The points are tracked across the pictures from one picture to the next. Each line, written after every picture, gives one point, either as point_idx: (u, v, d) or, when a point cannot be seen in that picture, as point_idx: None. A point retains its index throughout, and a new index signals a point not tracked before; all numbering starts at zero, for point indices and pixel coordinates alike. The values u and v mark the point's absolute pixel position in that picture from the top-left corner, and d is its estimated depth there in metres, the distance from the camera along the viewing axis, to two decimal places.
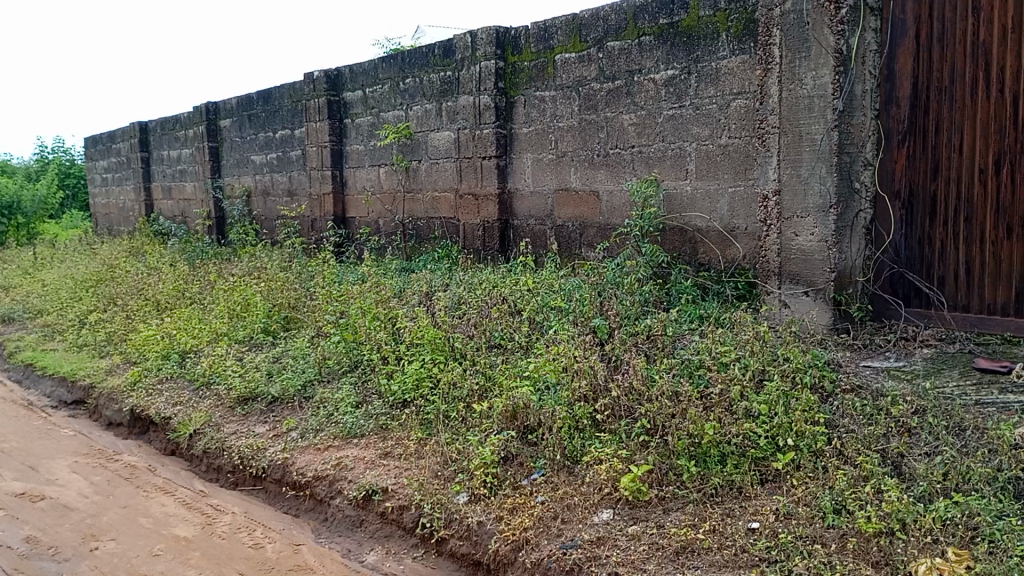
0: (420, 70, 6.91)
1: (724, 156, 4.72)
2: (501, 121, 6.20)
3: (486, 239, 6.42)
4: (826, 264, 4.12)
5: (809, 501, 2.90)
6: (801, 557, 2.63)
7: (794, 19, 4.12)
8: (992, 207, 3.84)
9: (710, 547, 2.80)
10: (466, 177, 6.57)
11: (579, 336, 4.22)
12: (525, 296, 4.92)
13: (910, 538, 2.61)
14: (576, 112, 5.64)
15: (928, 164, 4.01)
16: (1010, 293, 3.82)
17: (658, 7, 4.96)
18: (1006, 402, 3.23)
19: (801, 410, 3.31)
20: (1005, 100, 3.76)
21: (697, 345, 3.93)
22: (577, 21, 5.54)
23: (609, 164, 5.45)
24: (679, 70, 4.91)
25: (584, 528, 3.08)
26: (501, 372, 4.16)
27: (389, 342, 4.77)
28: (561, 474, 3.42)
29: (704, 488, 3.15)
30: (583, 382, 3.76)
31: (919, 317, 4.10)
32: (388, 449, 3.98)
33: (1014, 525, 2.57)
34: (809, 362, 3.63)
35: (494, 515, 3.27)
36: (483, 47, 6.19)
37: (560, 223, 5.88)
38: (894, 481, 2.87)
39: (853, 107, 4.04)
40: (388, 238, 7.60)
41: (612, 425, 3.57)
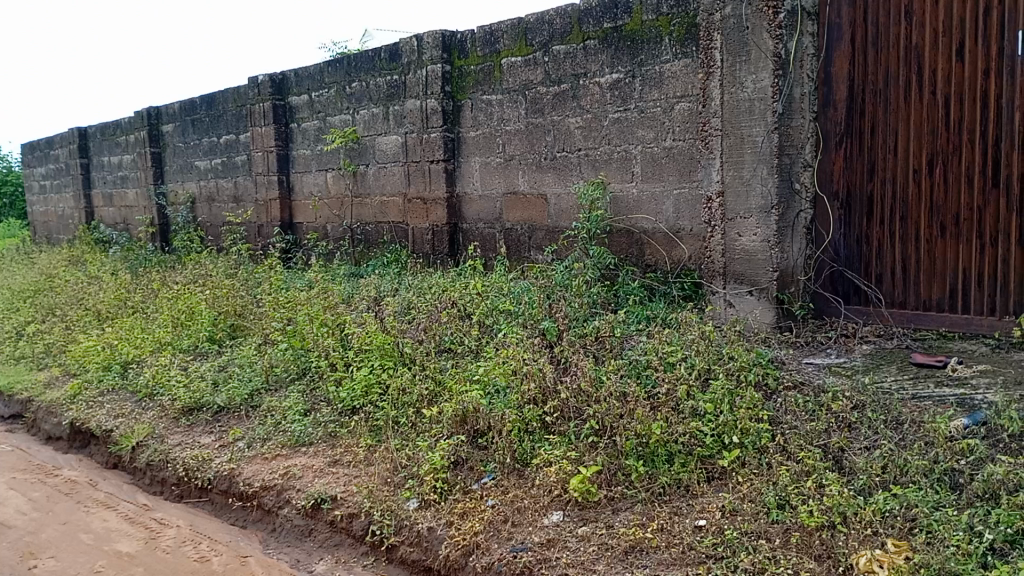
0: (366, 74, 6.87)
1: (668, 159, 4.78)
2: (449, 125, 6.19)
3: (435, 244, 6.40)
4: (768, 264, 4.19)
5: (754, 497, 2.96)
6: (747, 553, 2.68)
7: (733, 24, 4.19)
8: (926, 207, 3.95)
9: (657, 545, 2.84)
10: (414, 181, 6.55)
11: (528, 339, 4.22)
12: (474, 300, 4.92)
13: (852, 531, 2.67)
14: (523, 115, 5.66)
15: (865, 165, 4.12)
16: (944, 289, 3.94)
17: (602, 11, 5.01)
18: (942, 395, 3.31)
19: (746, 408, 3.37)
20: (937, 102, 3.88)
21: (645, 346, 3.97)
22: (522, 25, 5.56)
23: (556, 167, 5.47)
24: (623, 74, 4.96)
25: (535, 530, 3.09)
26: (451, 377, 4.15)
27: (337, 349, 4.72)
28: (512, 477, 3.43)
29: (652, 487, 3.18)
30: (532, 385, 3.76)
31: (859, 314, 4.21)
32: (336, 456, 3.94)
33: (950, 515, 2.62)
34: (753, 360, 3.70)
35: (444, 520, 3.27)
36: (429, 51, 6.19)
37: (509, 227, 5.89)
38: (835, 476, 2.94)
39: (792, 109, 4.12)
40: (337, 244, 7.53)
41: (561, 427, 3.58)
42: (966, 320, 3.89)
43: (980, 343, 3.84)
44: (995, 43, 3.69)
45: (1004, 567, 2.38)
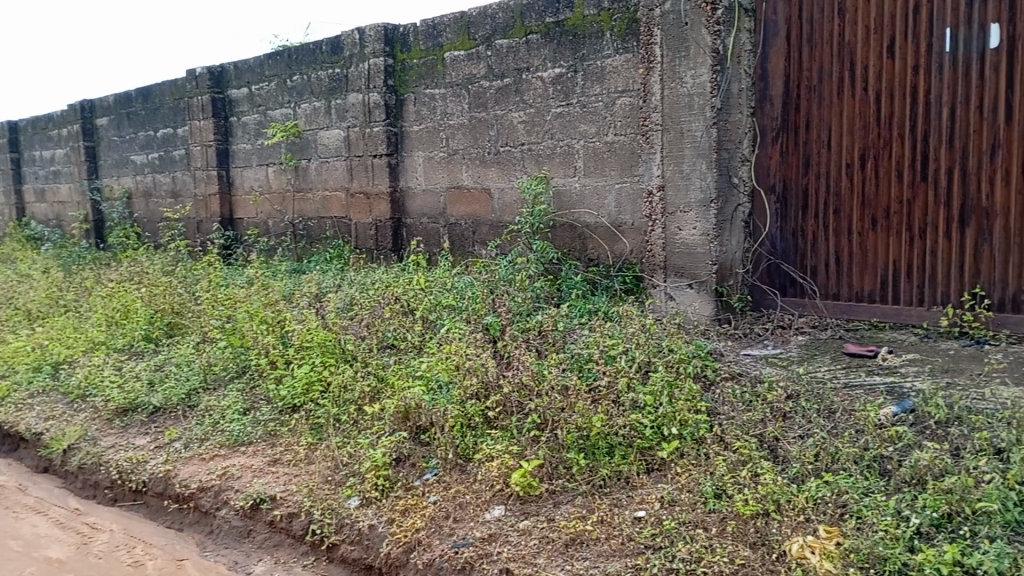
0: (307, 67, 6.78)
1: (610, 154, 4.80)
2: (391, 120, 6.15)
3: (379, 239, 6.34)
4: (708, 257, 4.25)
5: (692, 487, 3.00)
6: (684, 542, 2.72)
7: (673, 20, 4.25)
8: (858, 200, 4.03)
9: (598, 537, 2.87)
10: (356, 175, 6.48)
11: (471, 334, 4.21)
12: (417, 296, 4.89)
13: (785, 518, 2.72)
14: (466, 109, 5.63)
15: (800, 159, 4.20)
16: (876, 282, 4.03)
17: (544, 6, 5.01)
18: (873, 384, 3.40)
19: (684, 399, 3.42)
20: (868, 98, 3.96)
21: (587, 339, 3.98)
22: (464, 19, 5.54)
23: (500, 162, 5.47)
24: (565, 69, 4.97)
25: (476, 525, 3.10)
26: (394, 373, 4.12)
27: (277, 346, 4.63)
28: (454, 473, 3.43)
29: (593, 479, 3.20)
30: (474, 379, 3.75)
31: (794, 306, 4.30)
32: (276, 455, 3.89)
33: (879, 501, 2.69)
34: (692, 353, 3.76)
35: (385, 518, 3.25)
36: (371, 44, 6.13)
37: (453, 221, 5.86)
38: (769, 464, 3.00)
39: (730, 105, 4.20)
40: (278, 240, 7.41)
41: (503, 421, 3.58)
42: (896, 311, 3.99)
43: (910, 332, 3.94)
44: (924, 40, 3.77)
45: (930, 550, 2.44)
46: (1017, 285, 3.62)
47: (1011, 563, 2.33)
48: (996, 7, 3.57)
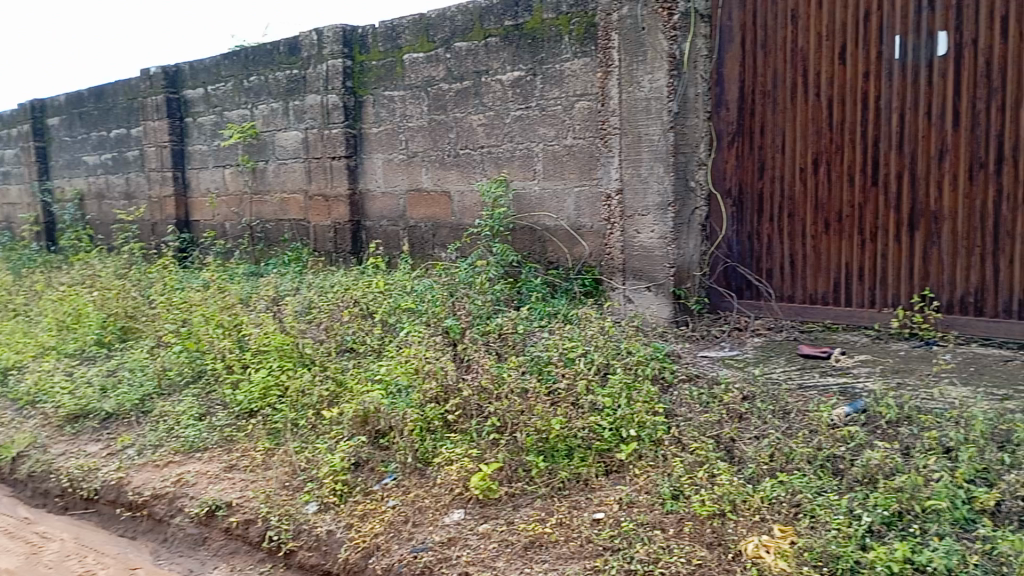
0: (265, 67, 6.71)
1: (570, 157, 4.82)
2: (351, 121, 6.11)
3: (338, 242, 6.29)
4: (666, 260, 4.29)
5: (650, 489, 3.03)
6: (642, 544, 2.74)
7: (630, 24, 4.28)
8: (812, 203, 4.11)
9: (557, 539, 2.88)
10: (315, 177, 6.43)
11: (431, 337, 4.18)
12: (377, 299, 4.87)
13: (741, 518, 2.76)
14: (425, 112, 5.62)
15: (755, 164, 4.26)
16: (829, 284, 4.10)
17: (503, 9, 5.02)
18: (826, 385, 3.46)
19: (643, 401, 3.44)
20: (821, 104, 4.03)
21: (546, 342, 3.97)
22: (424, 21, 5.52)
23: (459, 164, 5.46)
24: (524, 72, 4.98)
25: (435, 529, 3.10)
26: (353, 377, 4.09)
27: (233, 351, 4.56)
28: (413, 477, 3.42)
29: (552, 482, 3.21)
30: (433, 383, 3.73)
31: (751, 308, 4.36)
32: (232, 461, 3.84)
33: (832, 500, 2.74)
34: (650, 355, 3.79)
35: (344, 524, 3.23)
36: (329, 45, 6.09)
37: (412, 224, 5.84)
38: (726, 465, 3.04)
39: (687, 109, 4.26)
40: (235, 242, 7.32)
41: (463, 425, 3.57)
42: (849, 313, 4.06)
43: (863, 334, 4.01)
44: (874, 47, 3.85)
45: (881, 548, 2.49)
46: (964, 287, 3.70)
47: (959, 560, 2.39)
48: (943, 15, 3.65)
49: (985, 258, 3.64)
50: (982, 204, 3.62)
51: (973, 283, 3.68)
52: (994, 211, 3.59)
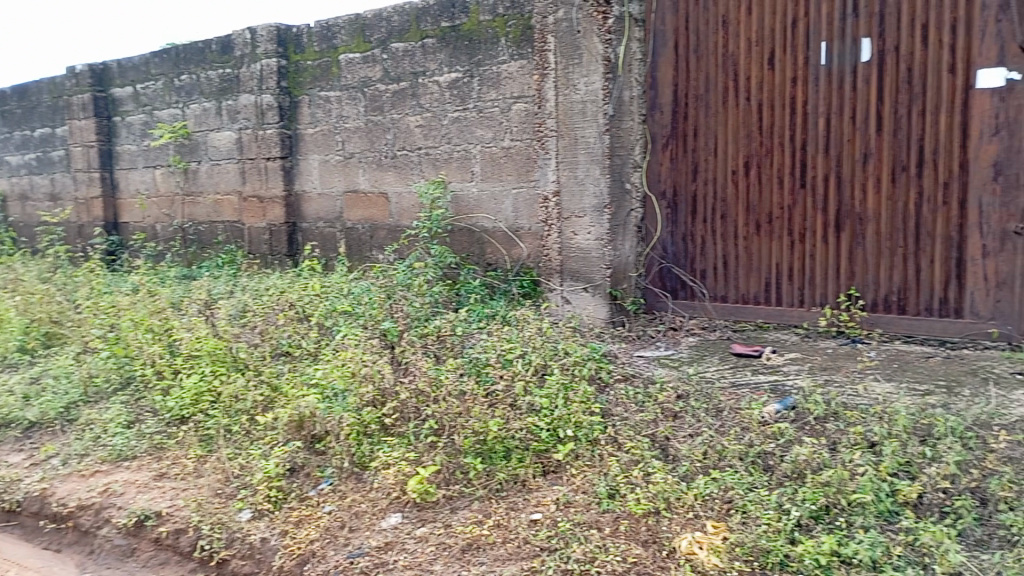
0: (196, 66, 6.58)
1: (507, 158, 4.82)
2: (285, 122, 6.02)
3: (273, 244, 6.19)
4: (602, 261, 4.35)
5: (587, 488, 3.06)
6: (579, 543, 2.76)
7: (566, 27, 4.32)
8: (743, 205, 4.19)
9: (494, 541, 2.89)
10: (249, 178, 6.31)
11: (368, 339, 4.14)
12: (313, 303, 4.81)
13: (675, 515, 2.81)
14: (362, 113, 5.57)
15: (689, 166, 4.33)
16: (760, 284, 4.19)
17: (439, 10, 5.01)
18: (757, 383, 3.53)
19: (579, 401, 3.47)
20: (751, 108, 4.12)
21: (484, 343, 3.94)
22: (360, 21, 5.48)
23: (397, 166, 5.42)
24: (461, 73, 4.97)
25: (372, 534, 3.08)
26: (288, 382, 4.03)
27: (163, 356, 4.45)
28: (349, 482, 3.41)
29: (489, 484, 3.22)
30: (370, 387, 3.69)
31: (685, 308, 4.44)
32: (163, 469, 3.74)
33: (763, 495, 2.80)
34: (587, 355, 3.82)
35: (278, 531, 3.19)
36: (263, 44, 6.00)
37: (349, 226, 5.78)
38: (660, 463, 3.08)
39: (622, 112, 4.34)
40: (167, 244, 7.14)
41: (400, 428, 3.55)
42: (779, 312, 4.15)
43: (793, 332, 4.11)
44: (802, 53, 3.95)
45: (808, 542, 2.56)
46: (888, 286, 3.82)
47: (883, 551, 2.47)
48: (866, 22, 3.76)
49: (907, 258, 3.75)
50: (903, 206, 3.74)
51: (896, 282, 3.79)
52: (916, 212, 3.71)
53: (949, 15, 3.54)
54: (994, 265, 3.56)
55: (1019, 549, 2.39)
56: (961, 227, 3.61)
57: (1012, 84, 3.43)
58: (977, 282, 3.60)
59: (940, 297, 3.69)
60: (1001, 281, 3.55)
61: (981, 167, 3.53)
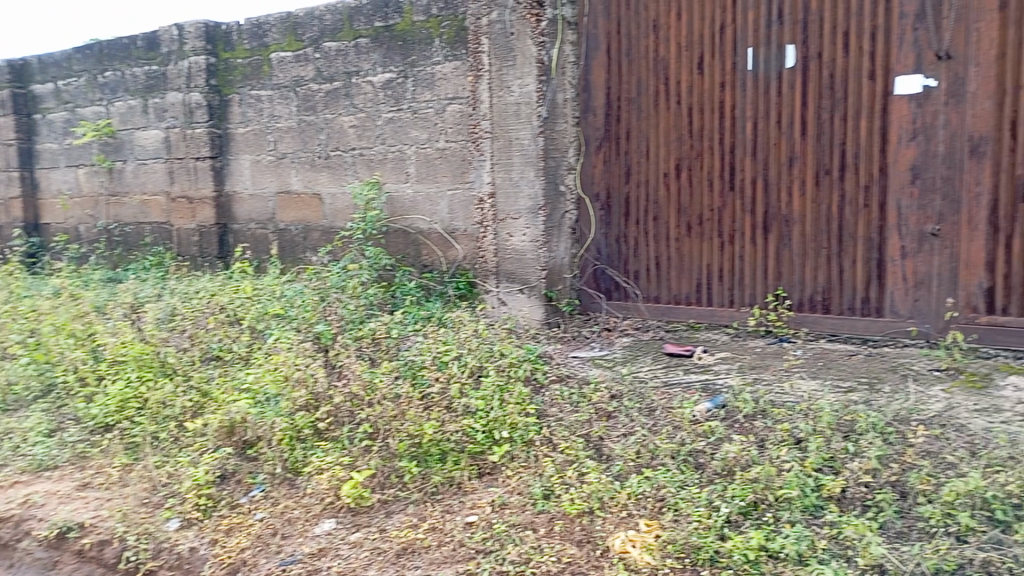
0: (121, 63, 6.39)
1: (442, 160, 4.81)
2: (215, 121, 5.90)
3: (203, 246, 6.06)
4: (537, 263, 4.42)
5: (522, 490, 3.07)
6: (513, 545, 2.77)
7: (499, 29, 4.37)
8: (675, 207, 4.26)
9: (429, 545, 2.88)
10: (177, 179, 6.16)
11: (300, 343, 4.07)
12: (244, 306, 4.72)
13: (609, 515, 2.85)
14: (294, 112, 5.48)
15: (621, 169, 4.38)
16: (692, 285, 4.27)
17: (373, 10, 4.97)
18: (689, 382, 3.59)
19: (514, 403, 3.48)
20: (682, 112, 4.19)
21: (420, 346, 3.92)
22: (291, 19, 5.41)
23: (330, 166, 5.36)
24: (395, 74, 4.94)
25: (305, 541, 3.04)
26: (218, 387, 3.94)
27: (87, 362, 4.31)
28: (282, 488, 3.36)
29: (424, 487, 3.20)
30: (302, 391, 3.63)
31: (619, 309, 4.49)
32: (86, 479, 3.63)
33: (694, 493, 2.85)
34: (522, 356, 3.83)
35: (207, 540, 3.13)
36: (191, 41, 5.87)
37: (282, 227, 5.68)
38: (594, 463, 3.12)
39: (555, 114, 4.39)
40: (91, 246, 6.92)
41: (334, 433, 3.51)
42: (710, 312, 4.23)
43: (722, 332, 4.20)
44: (730, 58, 4.03)
45: (737, 537, 2.62)
46: (813, 286, 3.93)
47: (809, 545, 2.54)
48: (791, 29, 3.86)
49: (831, 259, 3.87)
50: (827, 208, 3.85)
51: (820, 283, 3.91)
52: (839, 214, 3.82)
53: (868, 24, 3.66)
54: (912, 265, 3.67)
55: (937, 540, 2.48)
56: (881, 228, 3.73)
57: (928, 90, 3.55)
58: (897, 282, 3.71)
59: (863, 297, 3.81)
60: (919, 281, 3.66)
61: (899, 171, 3.65)
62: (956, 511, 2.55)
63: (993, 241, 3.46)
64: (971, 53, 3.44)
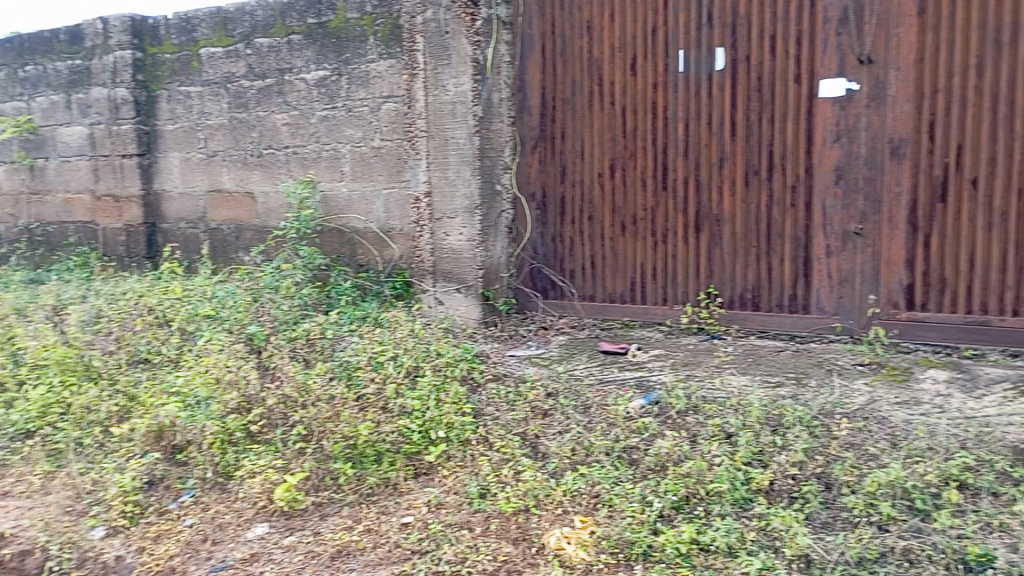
0: (43, 57, 6.18)
1: (378, 158, 4.77)
2: (142, 117, 5.74)
3: (130, 246, 5.89)
4: (474, 262, 4.41)
5: (458, 489, 3.07)
6: (449, 544, 2.77)
7: (434, 28, 4.34)
8: (610, 207, 4.30)
9: (364, 547, 2.86)
10: (103, 177, 5.98)
11: (232, 344, 3.98)
12: (174, 307, 4.60)
13: (544, 512, 2.86)
14: (225, 109, 5.37)
15: (557, 168, 4.41)
16: (626, 283, 4.32)
17: (305, 6, 4.90)
18: (624, 379, 3.63)
19: (451, 402, 3.47)
20: (616, 112, 4.23)
21: (355, 346, 3.88)
22: (221, 15, 5.30)
23: (263, 164, 5.26)
24: (329, 71, 4.88)
25: (237, 546, 2.99)
26: (146, 391, 3.83)
27: (6, 366, 4.15)
28: (213, 493, 3.29)
29: (360, 489, 3.17)
30: (234, 394, 3.56)
31: (555, 307, 4.52)
32: (6, 488, 3.49)
33: (628, 489, 2.88)
34: (459, 356, 3.82)
35: (134, 548, 3.05)
36: (116, 36, 5.70)
37: (214, 226, 5.56)
38: (530, 461, 3.13)
39: (491, 114, 4.39)
40: (10, 246, 6.66)
41: (267, 435, 3.45)
42: (644, 310, 4.28)
43: (656, 329, 4.26)
44: (662, 60, 4.09)
45: (670, 532, 2.66)
46: (743, 284, 4.02)
47: (738, 537, 2.60)
48: (720, 32, 3.93)
49: (760, 257, 3.96)
50: (756, 208, 3.94)
51: (750, 281, 4.00)
52: (768, 214, 3.92)
53: (794, 28, 3.76)
54: (837, 263, 3.78)
55: (860, 530, 2.56)
56: (807, 227, 3.83)
57: (851, 94, 3.66)
58: (823, 279, 3.83)
59: (790, 294, 3.92)
60: (843, 279, 3.78)
61: (824, 172, 3.76)
62: (878, 501, 2.63)
63: (912, 239, 3.60)
64: (892, 58, 3.56)
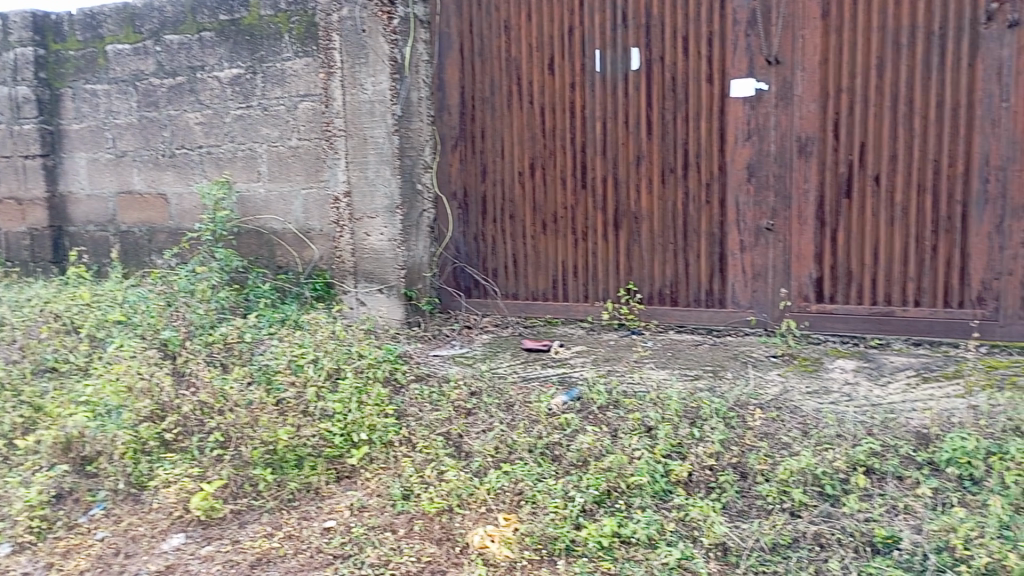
0: None
1: (295, 158, 4.67)
2: (46, 117, 5.50)
3: (35, 251, 5.65)
4: (396, 262, 4.36)
5: (381, 491, 3.05)
6: (372, 547, 2.75)
7: (350, 26, 4.27)
8: (531, 205, 4.33)
9: (285, 554, 2.82)
10: (4, 179, 5.71)
11: (145, 351, 3.86)
12: (82, 312, 4.43)
13: (467, 512, 2.86)
14: (134, 108, 5.20)
15: (477, 167, 4.41)
16: (549, 281, 4.35)
17: (217, 3, 4.78)
18: (546, 376, 3.66)
19: (372, 404, 3.43)
20: (535, 112, 4.26)
21: (274, 350, 3.80)
22: (128, 10, 5.12)
23: (175, 165, 5.10)
24: (243, 69, 4.76)
25: (151, 558, 2.90)
26: (53, 400, 3.67)
27: None
28: (126, 504, 3.19)
29: (281, 495, 3.12)
30: (146, 402, 3.44)
31: (478, 306, 4.52)
32: None
33: (550, 485, 2.89)
34: (381, 357, 3.77)
35: (42, 564, 2.94)
36: (17, 32, 5.47)
37: (124, 229, 5.37)
38: (453, 461, 3.12)
39: (410, 113, 4.36)
40: None
41: (183, 443, 3.35)
42: (566, 307, 4.32)
43: (578, 326, 4.29)
44: (579, 60, 4.13)
45: (592, 526, 2.70)
46: (661, 280, 4.09)
47: (658, 529, 2.65)
48: (635, 33, 3.99)
49: (677, 254, 4.04)
50: (673, 205, 4.01)
51: (668, 277, 4.07)
52: (683, 210, 4.00)
53: (706, 29, 3.84)
54: (750, 258, 3.89)
55: (773, 516, 2.64)
56: (721, 224, 3.92)
57: (760, 93, 3.77)
58: (737, 274, 3.93)
59: (706, 289, 4.00)
60: (757, 273, 3.88)
61: (737, 169, 3.85)
62: (790, 488, 2.72)
63: (820, 234, 3.73)
64: (798, 59, 3.68)
